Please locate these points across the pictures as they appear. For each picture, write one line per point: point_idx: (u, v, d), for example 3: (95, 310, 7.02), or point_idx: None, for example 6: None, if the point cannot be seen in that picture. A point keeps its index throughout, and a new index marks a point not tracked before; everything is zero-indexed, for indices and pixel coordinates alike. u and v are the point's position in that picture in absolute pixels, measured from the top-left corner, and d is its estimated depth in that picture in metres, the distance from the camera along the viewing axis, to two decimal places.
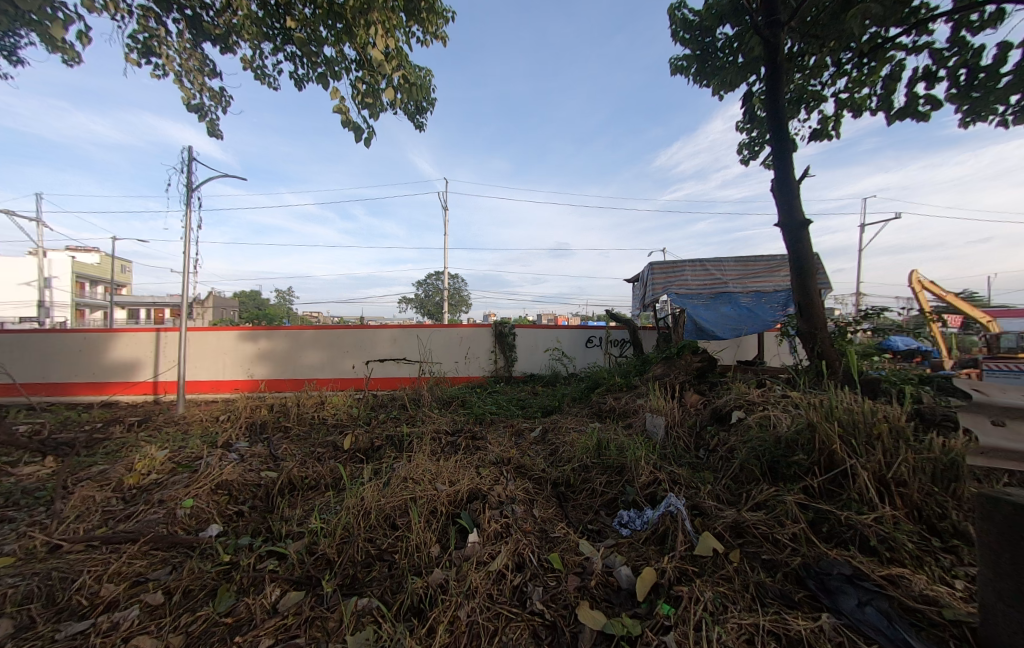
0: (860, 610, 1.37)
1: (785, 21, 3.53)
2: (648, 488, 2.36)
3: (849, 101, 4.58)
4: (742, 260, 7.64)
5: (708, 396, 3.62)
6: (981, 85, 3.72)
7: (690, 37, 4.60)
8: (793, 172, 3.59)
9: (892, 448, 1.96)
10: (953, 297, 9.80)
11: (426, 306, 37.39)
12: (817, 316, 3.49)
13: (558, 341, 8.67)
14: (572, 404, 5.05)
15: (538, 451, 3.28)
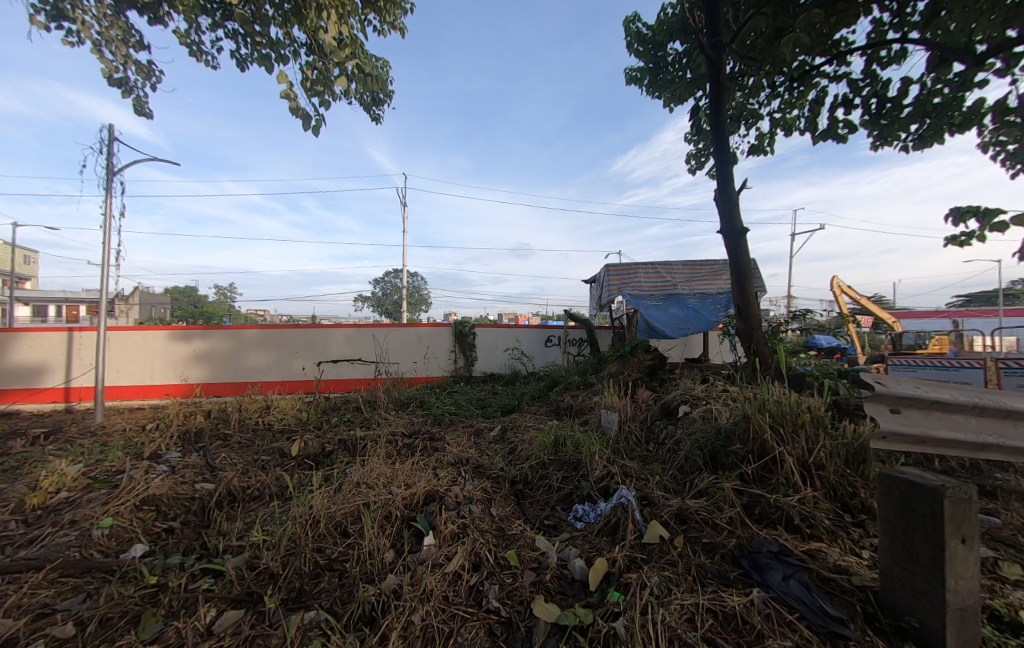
0: (785, 583, 1.51)
1: (727, 43, 3.80)
2: (601, 482, 2.45)
3: (781, 121, 5.03)
4: (690, 263, 8.22)
5: (658, 392, 3.82)
6: (887, 114, 4.24)
7: (644, 50, 4.83)
8: (733, 183, 3.88)
9: (814, 435, 2.18)
10: (866, 301, 11.05)
11: (383, 305, 36.20)
12: (754, 316, 3.80)
13: (517, 340, 8.75)
14: (531, 402, 5.12)
15: (496, 450, 3.29)
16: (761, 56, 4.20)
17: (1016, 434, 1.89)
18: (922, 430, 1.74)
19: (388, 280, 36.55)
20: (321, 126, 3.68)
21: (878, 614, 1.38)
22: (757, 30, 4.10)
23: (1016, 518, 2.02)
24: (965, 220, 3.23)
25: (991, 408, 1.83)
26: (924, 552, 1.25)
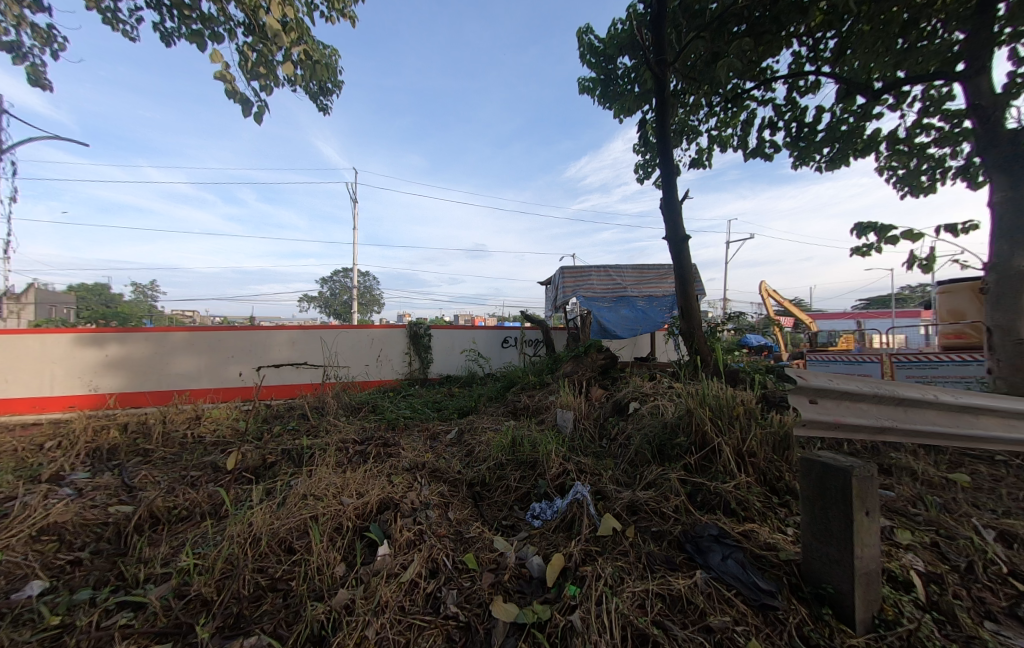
0: (723, 563, 1.64)
1: (670, 62, 4.05)
2: (557, 479, 2.51)
3: (717, 137, 5.46)
4: (638, 267, 8.68)
5: (610, 390, 3.98)
6: (805, 137, 4.75)
7: (596, 61, 5.04)
8: (677, 193, 4.14)
9: (747, 425, 2.38)
10: (789, 303, 12.27)
11: (331, 306, 34.30)
12: (695, 318, 4.07)
13: (474, 342, 8.69)
14: (488, 403, 5.12)
15: (453, 453, 3.24)
16: (700, 77, 4.56)
17: (907, 418, 2.19)
18: (833, 417, 1.96)
19: (336, 280, 34.72)
20: (262, 114, 3.43)
21: (801, 584, 1.54)
22: (697, 53, 4.42)
23: (907, 490, 2.34)
24: (866, 233, 3.71)
25: (887, 397, 2.11)
26: (837, 524, 1.41)
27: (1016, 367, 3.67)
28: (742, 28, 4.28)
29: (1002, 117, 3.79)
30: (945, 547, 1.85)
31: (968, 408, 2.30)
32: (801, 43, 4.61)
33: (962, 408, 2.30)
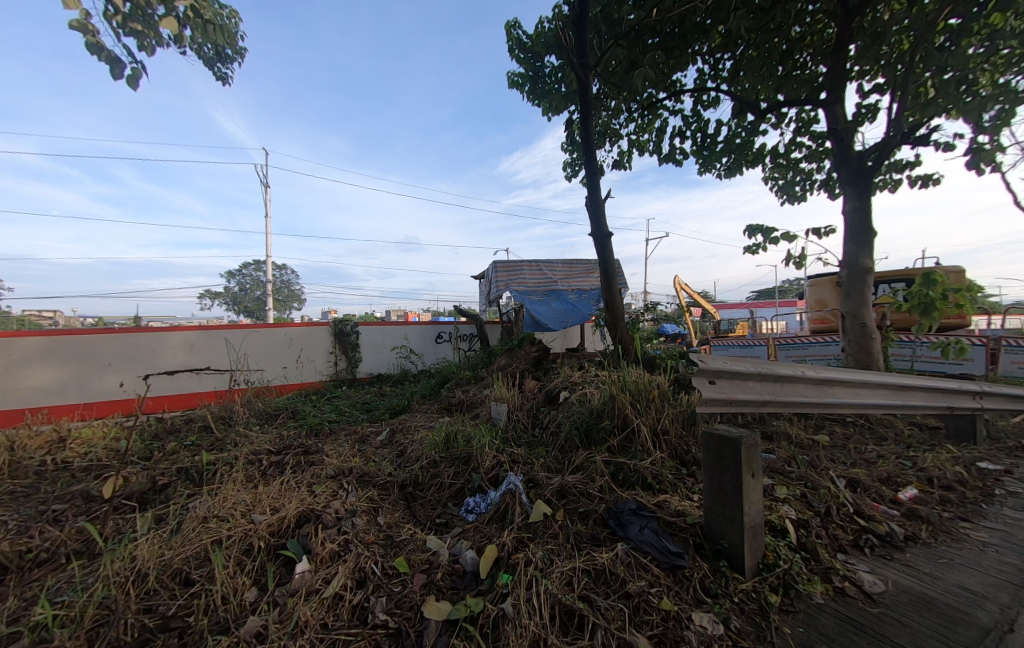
0: (641, 533, 1.79)
1: (592, 65, 4.22)
2: (491, 471, 2.53)
3: (635, 142, 5.88)
4: (568, 262, 9.07)
5: (542, 381, 4.11)
6: (707, 146, 5.31)
7: (524, 57, 5.11)
8: (600, 193, 4.37)
9: (661, 406, 2.62)
10: (698, 295, 13.75)
11: (239, 302, 30.53)
12: (618, 310, 4.35)
13: (406, 338, 8.39)
14: (421, 400, 4.99)
15: (384, 456, 3.10)
16: (620, 83, 4.84)
17: (785, 392, 2.58)
18: (728, 395, 2.23)
19: (245, 273, 30.99)
20: (139, 78, 2.91)
21: (703, 542, 1.75)
22: (616, 59, 4.67)
23: (784, 452, 2.77)
24: (756, 234, 4.28)
25: (770, 375, 2.45)
26: (730, 487, 1.63)
27: (860, 345, 4.52)
28: (655, 40, 4.62)
29: (851, 141, 4.61)
30: (810, 496, 2.23)
31: (828, 381, 2.78)
32: (703, 61, 5.12)
33: (824, 381, 2.76)
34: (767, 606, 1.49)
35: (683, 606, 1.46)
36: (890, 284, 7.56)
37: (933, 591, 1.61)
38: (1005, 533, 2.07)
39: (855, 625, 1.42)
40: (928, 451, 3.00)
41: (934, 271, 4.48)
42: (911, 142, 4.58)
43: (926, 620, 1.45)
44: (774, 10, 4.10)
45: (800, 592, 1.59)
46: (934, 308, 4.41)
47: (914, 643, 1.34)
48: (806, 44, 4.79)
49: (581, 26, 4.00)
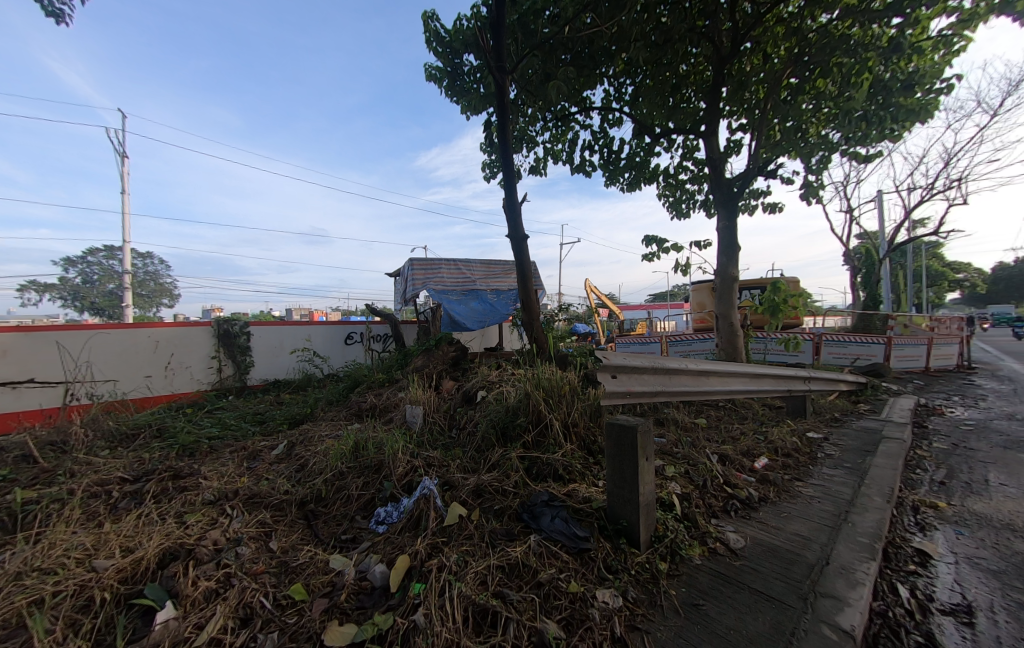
0: (553, 522, 1.87)
1: (509, 70, 4.27)
2: (404, 478, 2.42)
3: (550, 150, 6.16)
4: (486, 263, 9.13)
5: (459, 381, 4.06)
6: (612, 161, 5.79)
7: (442, 51, 5.00)
8: (517, 196, 4.48)
9: (570, 401, 2.78)
10: (605, 297, 14.99)
11: (81, 297, 24.49)
12: (533, 310, 4.49)
13: (309, 339, 7.59)
14: (327, 408, 4.56)
15: (280, 472, 2.76)
16: (535, 92, 5.02)
17: (673, 383, 2.93)
18: (626, 387, 2.46)
19: (91, 261, 25.05)
20: None
21: (606, 524, 1.90)
22: (532, 68, 4.83)
23: (673, 435, 3.15)
24: (651, 243, 4.82)
25: (660, 368, 2.74)
26: (627, 470, 1.79)
27: (729, 340, 5.36)
28: (568, 56, 4.89)
29: (723, 169, 5.44)
30: (691, 472, 2.57)
31: (707, 373, 3.23)
32: (609, 83, 5.59)
33: (703, 372, 3.20)
34: (657, 574, 1.68)
35: (588, 586, 1.56)
36: (751, 291, 9.12)
37: (777, 540, 1.98)
38: (824, 487, 2.64)
39: (723, 579, 1.68)
40: (777, 428, 3.67)
41: (778, 281, 5.53)
42: (765, 175, 5.58)
43: (773, 565, 1.77)
44: (666, 46, 4.64)
45: (684, 557, 1.82)
46: (779, 310, 5.44)
47: (765, 585, 1.63)
48: (691, 81, 5.52)
49: (498, 30, 4.04)
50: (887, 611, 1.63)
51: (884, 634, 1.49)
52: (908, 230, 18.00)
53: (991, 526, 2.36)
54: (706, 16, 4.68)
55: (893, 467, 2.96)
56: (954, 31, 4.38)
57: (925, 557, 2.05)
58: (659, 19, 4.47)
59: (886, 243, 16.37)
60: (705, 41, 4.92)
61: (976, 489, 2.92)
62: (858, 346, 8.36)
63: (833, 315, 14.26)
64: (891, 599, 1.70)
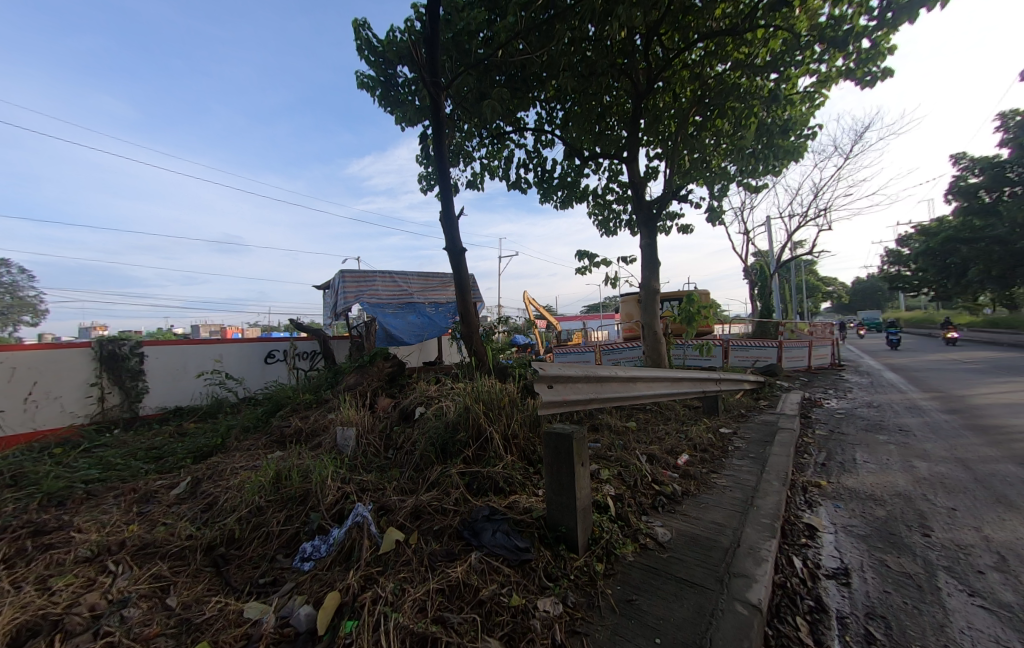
0: (494, 537, 1.86)
1: (443, 87, 4.31)
2: (334, 506, 2.24)
3: (486, 166, 6.30)
4: (423, 275, 8.97)
5: (396, 398, 3.90)
6: (546, 179, 6.07)
7: (374, 60, 4.89)
8: (454, 209, 4.49)
9: (510, 412, 2.82)
10: (542, 309, 15.49)
11: None
12: (472, 322, 4.48)
13: (219, 359, 6.77)
14: (242, 436, 4.08)
15: (182, 514, 2.40)
16: (470, 109, 5.12)
17: (605, 390, 3.10)
18: (562, 396, 2.55)
19: None
20: None
21: (546, 532, 1.93)
22: (468, 86, 4.92)
23: (607, 439, 3.32)
24: (583, 258, 5.13)
25: (593, 376, 2.89)
26: (564, 477, 1.85)
27: (654, 348, 5.83)
28: (502, 78, 5.07)
29: (644, 192, 5.97)
30: (624, 473, 2.72)
31: (634, 379, 3.47)
32: (541, 106, 5.89)
33: (631, 378, 3.44)
34: (595, 575, 1.74)
35: (530, 597, 1.56)
36: (671, 302, 10.04)
37: (697, 529, 2.17)
38: (734, 477, 2.96)
39: (653, 572, 1.79)
40: (696, 426, 4.04)
41: (693, 293, 6.17)
42: (678, 199, 6.23)
43: (694, 553, 1.93)
44: (591, 78, 5.04)
45: (618, 556, 1.91)
46: (693, 319, 6.05)
47: (689, 573, 1.76)
48: (613, 112, 6.03)
49: (432, 45, 4.06)
50: (786, 581, 1.86)
51: (784, 603, 1.69)
52: (790, 250, 21.21)
53: (859, 498, 2.82)
54: (624, 54, 5.17)
55: (787, 454, 3.42)
56: (815, 89, 5.34)
57: (812, 529, 2.39)
58: (585, 52, 4.83)
59: (775, 260, 19.10)
60: (624, 77, 5.43)
61: (848, 467, 3.48)
62: (757, 349, 9.58)
63: (737, 323, 16.18)
64: (789, 571, 1.94)
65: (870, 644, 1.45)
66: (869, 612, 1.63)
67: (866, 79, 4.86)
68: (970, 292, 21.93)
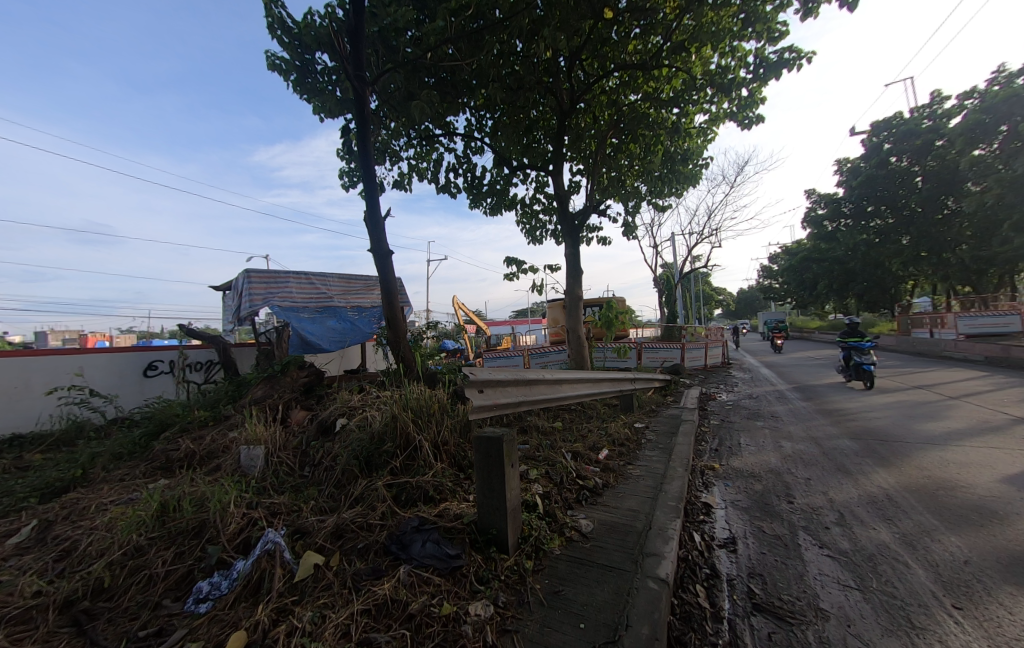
0: (423, 548, 1.81)
1: (369, 81, 4.12)
2: (238, 536, 2.00)
3: (415, 167, 6.16)
4: (344, 277, 8.43)
5: (313, 410, 3.60)
6: (475, 186, 6.12)
7: (288, 43, 4.49)
8: (379, 210, 4.30)
9: (439, 419, 2.79)
10: (470, 314, 15.50)
11: None
12: (400, 328, 4.32)
13: (80, 373, 5.62)
14: (114, 464, 3.43)
15: (26, 567, 1.93)
16: (398, 108, 4.97)
17: (532, 392, 3.21)
18: (492, 400, 2.58)
19: None
20: None
21: (476, 536, 1.94)
22: (394, 84, 4.77)
23: (535, 440, 3.44)
24: (511, 266, 5.27)
25: (521, 380, 2.97)
26: (495, 479, 1.88)
27: (577, 351, 6.18)
28: (431, 80, 5.01)
29: (568, 205, 6.34)
30: (551, 471, 2.84)
31: (560, 381, 3.65)
32: (470, 113, 5.95)
33: (557, 381, 3.60)
34: (524, 573, 1.80)
35: (461, 603, 1.56)
36: (592, 308, 10.74)
37: (616, 517, 2.36)
38: (646, 466, 3.27)
39: (578, 561, 1.91)
40: (614, 423, 4.38)
41: (611, 300, 6.67)
42: (598, 212, 6.73)
43: (614, 539, 2.10)
44: (519, 92, 5.22)
45: (546, 551, 2.00)
46: (612, 324, 6.55)
47: (609, 558, 1.91)
48: (540, 126, 6.33)
49: (356, 37, 3.87)
50: (688, 555, 2.11)
51: (687, 574, 1.92)
52: (690, 263, 24.04)
53: (743, 476, 3.31)
54: (550, 73, 5.46)
55: (689, 443, 3.87)
56: (708, 126, 6.18)
57: (708, 507, 2.74)
58: (513, 66, 5.01)
59: (678, 272, 21.45)
60: (550, 94, 5.73)
61: (735, 451, 4.05)
62: (665, 351, 10.67)
63: (649, 328, 17.84)
64: (690, 545, 2.21)
65: (751, 599, 1.71)
66: (751, 572, 1.92)
67: (746, 122, 5.75)
68: (821, 301, 26.84)
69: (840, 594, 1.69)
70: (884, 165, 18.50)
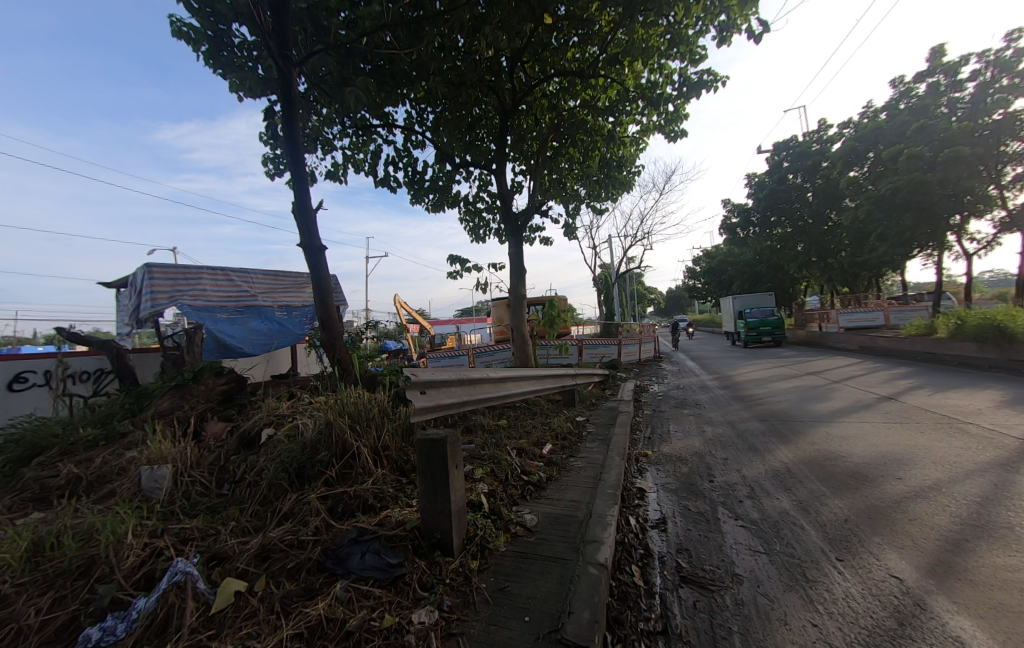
0: (362, 560, 1.72)
1: (296, 62, 3.80)
2: (139, 570, 1.74)
3: (350, 158, 5.81)
4: (271, 274, 7.72)
5: (235, 421, 3.25)
6: (416, 181, 5.93)
7: (198, 10, 3.99)
8: (310, 202, 3.99)
9: (379, 424, 2.66)
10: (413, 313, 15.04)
11: None
12: (335, 328, 4.04)
13: None
14: None
15: None
16: (330, 93, 4.66)
17: (476, 392, 3.19)
18: (435, 401, 2.52)
19: None
20: None
21: (420, 541, 1.89)
22: (326, 68, 4.46)
23: (480, 440, 3.42)
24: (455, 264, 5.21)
25: (465, 380, 2.93)
26: (439, 481, 1.84)
27: (522, 349, 6.27)
28: (367, 67, 4.76)
29: (511, 204, 6.38)
30: (496, 469, 2.84)
31: (504, 379, 3.67)
32: (409, 105, 5.74)
33: (501, 379, 3.61)
34: (469, 574, 1.79)
35: (403, 612, 1.50)
36: (535, 307, 10.97)
37: (560, 509, 2.44)
38: (587, 458, 3.42)
39: (523, 556, 1.94)
40: (558, 418, 4.51)
41: (554, 299, 6.85)
42: (540, 213, 6.88)
43: (557, 530, 2.16)
44: (461, 88, 5.16)
45: (491, 549, 2.00)
46: (555, 322, 6.75)
47: (552, 549, 1.96)
48: (482, 124, 6.32)
49: (280, 11, 3.54)
50: (625, 538, 2.24)
51: (623, 556, 2.04)
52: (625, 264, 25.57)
53: (673, 460, 3.60)
54: (492, 72, 5.46)
55: (626, 433, 4.12)
56: (640, 136, 6.59)
57: (642, 492, 2.94)
58: (454, 61, 4.93)
59: (616, 272, 22.68)
60: (492, 93, 5.73)
61: (667, 438, 4.39)
62: (604, 347, 11.22)
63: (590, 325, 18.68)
64: (626, 529, 2.35)
65: (679, 572, 1.86)
66: (678, 548, 2.09)
67: (672, 135, 6.22)
68: None
69: (751, 558, 1.91)
70: (783, 181, 21.27)
